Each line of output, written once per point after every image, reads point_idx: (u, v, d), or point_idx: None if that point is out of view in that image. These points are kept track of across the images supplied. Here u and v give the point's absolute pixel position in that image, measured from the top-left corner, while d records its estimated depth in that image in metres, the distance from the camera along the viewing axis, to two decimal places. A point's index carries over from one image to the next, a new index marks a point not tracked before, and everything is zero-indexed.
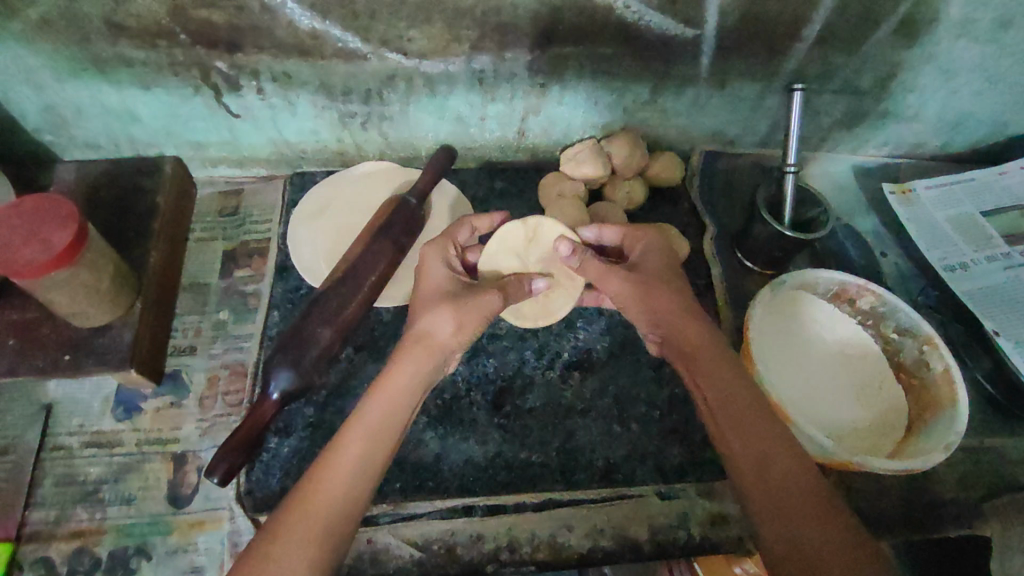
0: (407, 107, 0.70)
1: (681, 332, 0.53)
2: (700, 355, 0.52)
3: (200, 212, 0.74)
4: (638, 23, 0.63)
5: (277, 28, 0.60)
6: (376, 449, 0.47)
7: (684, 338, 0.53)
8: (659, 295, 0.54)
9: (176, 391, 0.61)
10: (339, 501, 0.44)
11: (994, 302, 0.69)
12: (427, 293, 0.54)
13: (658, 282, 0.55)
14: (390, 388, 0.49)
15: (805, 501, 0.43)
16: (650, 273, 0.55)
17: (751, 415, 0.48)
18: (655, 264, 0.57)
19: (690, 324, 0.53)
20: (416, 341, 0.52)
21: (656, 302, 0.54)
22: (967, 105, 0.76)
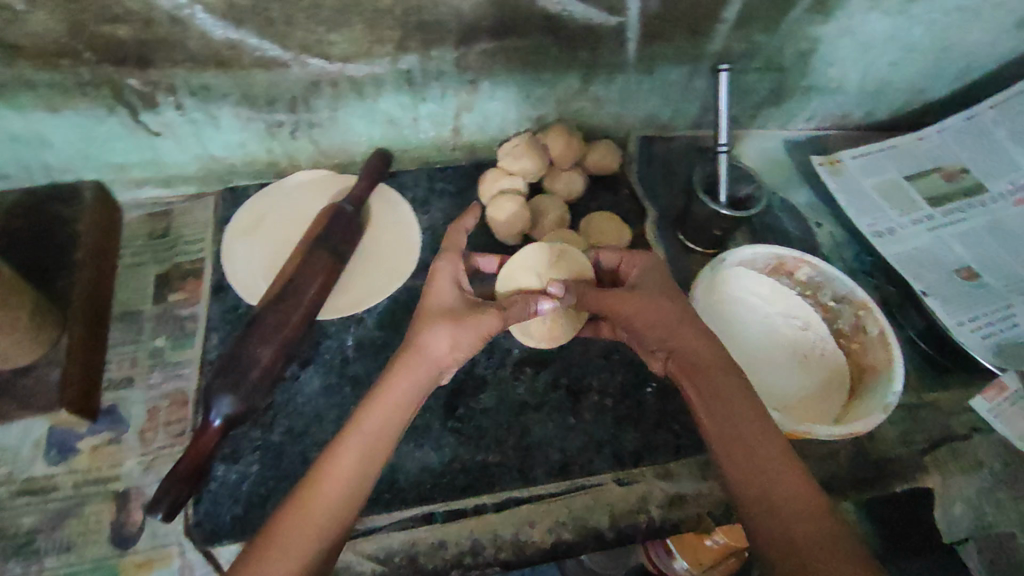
0: (336, 112, 0.69)
1: (670, 337, 0.54)
2: (681, 353, 0.53)
3: (127, 237, 0.71)
4: (561, 13, 0.63)
5: (190, 40, 0.58)
6: (367, 463, 0.47)
7: (676, 345, 0.54)
8: (660, 308, 0.54)
9: (113, 427, 0.59)
10: (331, 515, 0.45)
11: (921, 264, 0.73)
12: (434, 308, 0.53)
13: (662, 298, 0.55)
14: (385, 401, 0.49)
15: (782, 487, 0.45)
16: (652, 292, 0.55)
17: (743, 410, 0.50)
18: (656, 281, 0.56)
19: (682, 331, 0.53)
20: (414, 357, 0.51)
21: (656, 314, 0.54)
22: (885, 74, 0.78)
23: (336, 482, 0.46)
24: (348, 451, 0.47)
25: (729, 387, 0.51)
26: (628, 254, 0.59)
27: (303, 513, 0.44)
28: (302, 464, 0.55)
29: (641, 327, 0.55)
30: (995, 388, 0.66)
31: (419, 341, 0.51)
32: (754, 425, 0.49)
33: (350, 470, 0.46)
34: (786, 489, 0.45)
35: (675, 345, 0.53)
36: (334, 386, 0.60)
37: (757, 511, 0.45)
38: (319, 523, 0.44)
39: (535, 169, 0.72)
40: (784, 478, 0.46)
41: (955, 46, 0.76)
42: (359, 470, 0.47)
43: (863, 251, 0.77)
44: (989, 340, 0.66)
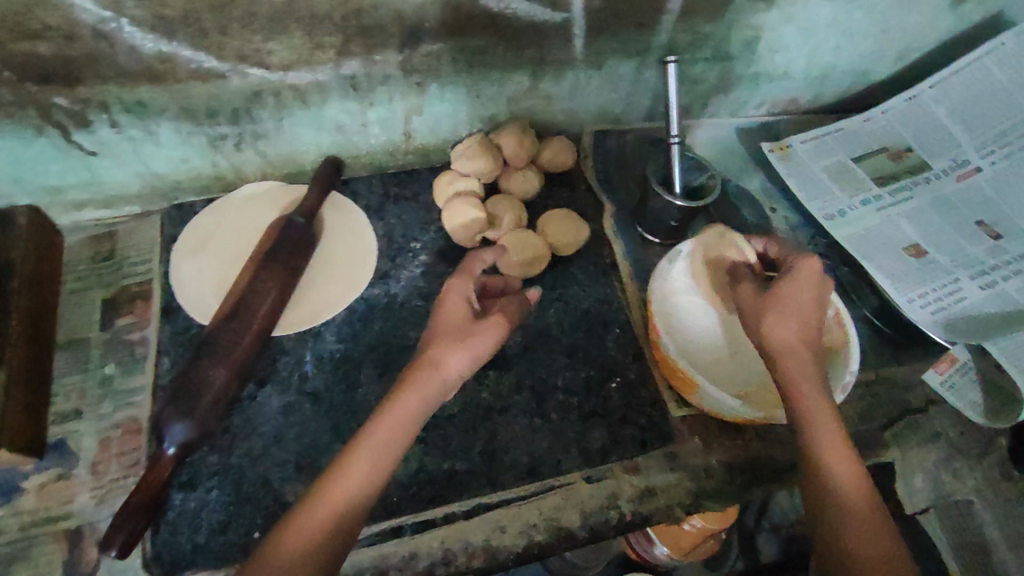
0: (281, 122, 0.67)
1: (785, 341, 0.53)
2: (788, 356, 0.52)
3: (69, 261, 0.68)
4: (504, 11, 0.63)
5: (118, 55, 0.56)
6: (377, 480, 0.47)
7: (783, 352, 0.53)
8: (787, 318, 0.54)
9: (63, 462, 0.56)
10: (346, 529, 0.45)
11: (872, 244, 0.74)
12: (451, 328, 0.53)
13: (800, 312, 0.54)
14: (396, 417, 0.48)
15: (853, 500, 0.48)
16: (791, 306, 0.54)
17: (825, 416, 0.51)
18: (802, 298, 0.55)
19: (796, 337, 0.53)
20: (428, 370, 0.50)
21: (779, 330, 0.53)
22: (829, 59, 0.80)
23: (348, 491, 0.46)
24: (361, 462, 0.47)
25: (818, 396, 0.51)
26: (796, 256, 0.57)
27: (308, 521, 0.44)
28: (263, 485, 0.54)
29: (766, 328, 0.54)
30: (945, 359, 0.67)
31: (431, 356, 0.51)
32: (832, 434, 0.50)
33: (359, 481, 0.46)
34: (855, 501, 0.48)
35: (783, 354, 0.52)
36: (294, 404, 0.59)
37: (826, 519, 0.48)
38: (333, 537, 0.44)
39: (489, 169, 0.72)
40: (855, 490, 0.48)
41: (894, 28, 0.78)
42: (368, 479, 0.46)
43: (818, 234, 0.78)
44: (938, 315, 0.68)
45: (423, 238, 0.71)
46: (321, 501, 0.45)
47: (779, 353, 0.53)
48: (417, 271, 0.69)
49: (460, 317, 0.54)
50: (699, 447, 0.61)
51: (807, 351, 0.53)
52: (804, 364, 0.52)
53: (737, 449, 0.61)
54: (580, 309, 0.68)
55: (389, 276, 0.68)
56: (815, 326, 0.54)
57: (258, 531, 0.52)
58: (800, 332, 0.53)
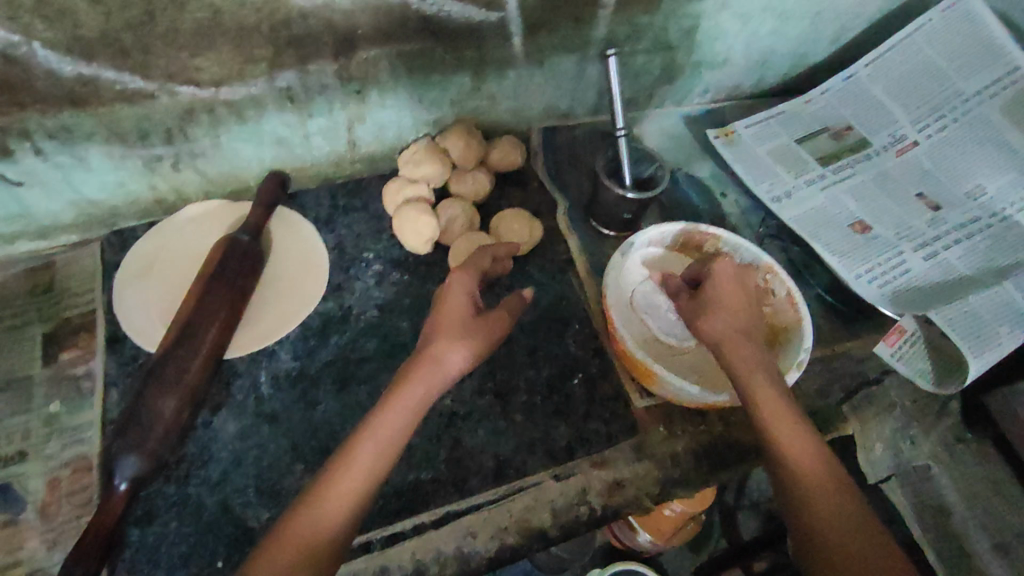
0: (219, 139, 0.65)
1: (718, 332, 0.55)
2: (727, 344, 0.54)
3: (5, 298, 0.65)
4: (438, 14, 0.62)
5: (35, 80, 0.53)
6: (378, 471, 0.47)
7: (722, 343, 0.55)
8: (717, 311, 0.56)
9: (8, 509, 0.54)
10: (348, 514, 0.45)
11: (818, 222, 0.76)
12: (449, 323, 0.52)
13: (730, 303, 0.57)
14: (397, 407, 0.48)
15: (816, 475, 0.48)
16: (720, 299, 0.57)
17: (781, 408, 0.51)
18: (731, 291, 0.57)
19: (728, 327, 0.55)
20: (425, 364, 0.50)
21: (716, 324, 0.55)
22: (767, 43, 0.81)
23: (347, 495, 0.45)
24: (361, 457, 0.46)
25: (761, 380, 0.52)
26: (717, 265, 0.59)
27: (297, 531, 0.43)
28: (223, 513, 0.53)
29: (701, 325, 0.56)
30: (895, 331, 0.69)
31: (437, 347, 0.50)
32: (789, 421, 0.50)
33: (363, 470, 0.46)
34: (820, 487, 0.47)
35: (721, 344, 0.54)
36: (252, 427, 0.57)
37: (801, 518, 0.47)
38: (325, 537, 0.44)
39: (438, 174, 0.71)
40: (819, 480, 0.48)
41: (826, 10, 0.79)
42: (368, 479, 0.46)
43: (767, 216, 0.80)
44: (884, 289, 0.70)
45: (376, 248, 0.70)
46: (319, 506, 0.45)
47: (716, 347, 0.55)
48: (371, 281, 0.68)
49: (461, 304, 0.54)
50: (664, 436, 0.61)
51: (744, 338, 0.54)
52: (744, 348, 0.54)
53: (701, 435, 0.62)
54: (539, 308, 0.68)
55: (343, 289, 0.67)
56: (747, 314, 0.56)
57: (221, 561, 0.51)
58: (733, 323, 0.55)
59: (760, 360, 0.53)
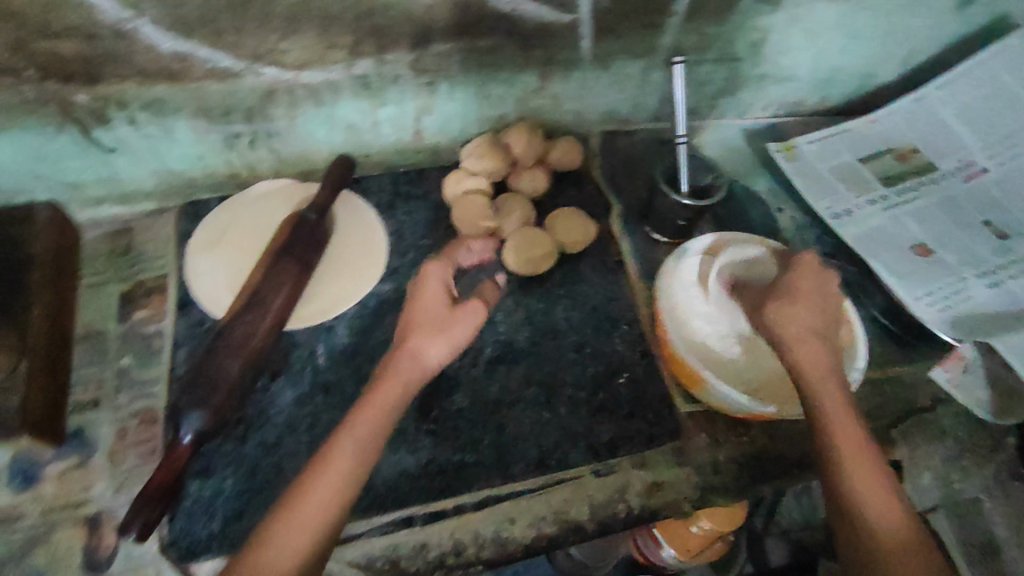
0: (295, 120, 0.68)
1: (794, 330, 0.55)
2: (801, 343, 0.54)
3: (87, 257, 0.69)
4: (513, 13, 0.64)
5: (137, 53, 0.57)
6: (357, 467, 0.48)
7: (793, 339, 0.54)
8: (795, 308, 0.56)
9: (81, 452, 0.58)
10: (328, 507, 0.46)
11: (878, 242, 0.75)
12: (429, 317, 0.54)
13: (808, 302, 0.56)
14: (375, 405, 0.50)
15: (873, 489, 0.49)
16: (799, 294, 0.57)
17: (846, 418, 0.52)
18: (811, 287, 0.57)
19: (805, 327, 0.55)
20: (403, 355, 0.52)
21: (794, 320, 0.55)
22: (835, 60, 0.80)
23: (327, 488, 0.46)
24: (342, 451, 0.48)
25: (830, 388, 0.53)
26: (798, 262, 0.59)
27: (295, 525, 0.45)
28: (276, 475, 0.55)
29: (778, 315, 0.55)
30: (953, 357, 0.68)
31: (415, 339, 0.53)
32: (852, 432, 0.51)
33: (344, 464, 0.47)
34: (876, 501, 0.49)
35: (792, 342, 0.54)
36: (308, 396, 0.60)
37: (860, 551, 0.48)
38: (315, 530, 0.45)
39: (499, 169, 0.73)
40: (880, 501, 0.49)
41: (900, 31, 0.78)
42: (347, 479, 0.47)
43: (823, 234, 0.79)
44: (945, 313, 0.68)
45: (433, 236, 0.72)
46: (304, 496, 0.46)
47: (785, 340, 0.55)
48: None
49: (438, 299, 0.56)
50: (707, 443, 0.61)
51: (816, 343, 0.54)
52: (814, 353, 0.54)
53: (743, 446, 0.62)
54: (588, 306, 0.69)
55: (399, 272, 0.69)
56: (823, 318, 0.56)
57: None
58: (809, 323, 0.55)
59: (832, 367, 0.54)
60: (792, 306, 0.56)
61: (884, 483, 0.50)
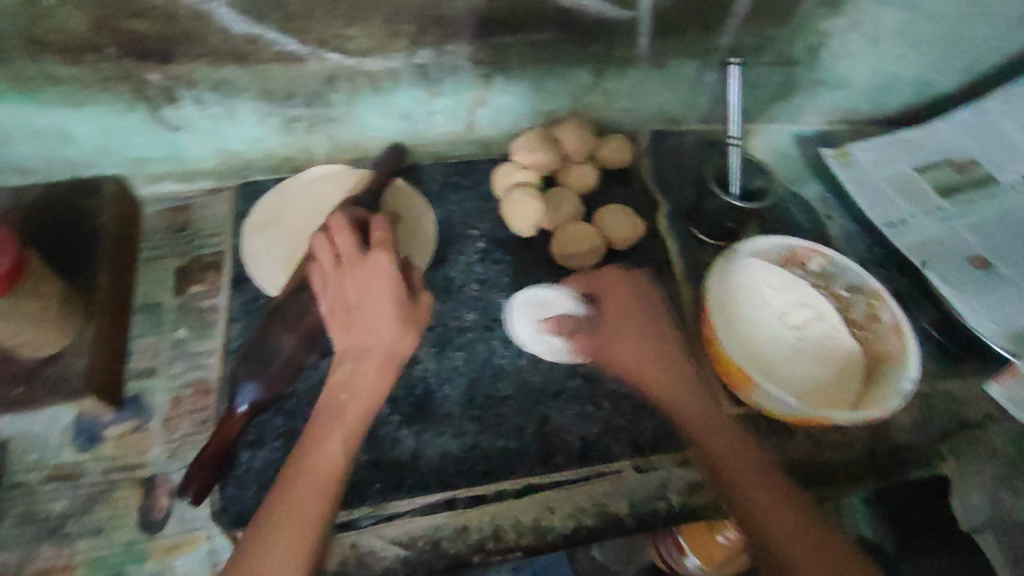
0: (353, 107, 0.69)
1: (647, 364, 0.60)
2: (663, 375, 0.59)
3: (147, 230, 0.71)
4: (575, 7, 0.64)
5: (210, 34, 0.59)
6: (337, 471, 0.49)
7: (646, 374, 0.60)
8: (628, 341, 0.61)
9: (138, 416, 0.60)
10: (310, 513, 0.47)
11: (933, 253, 0.73)
12: (384, 313, 0.53)
13: (632, 329, 0.61)
14: (352, 410, 0.51)
15: (778, 514, 0.52)
16: (626, 330, 0.61)
17: (736, 448, 0.56)
18: (625, 320, 0.62)
19: (636, 362, 0.60)
20: (368, 358, 0.53)
21: (648, 354, 0.60)
22: (895, 68, 0.79)
23: (311, 492, 0.48)
24: (324, 454, 0.49)
25: (715, 420, 0.57)
26: (591, 280, 0.64)
27: (280, 534, 0.46)
28: None
29: (611, 351, 0.61)
30: (1008, 372, 0.67)
31: (382, 341, 0.53)
32: (746, 460, 0.55)
33: (326, 470, 0.49)
34: (790, 524, 0.52)
35: (658, 377, 0.59)
36: None
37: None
38: (304, 536, 0.46)
39: (549, 162, 0.73)
40: (787, 525, 0.51)
41: (964, 40, 0.77)
42: (327, 483, 0.48)
43: (874, 243, 0.78)
44: (1004, 327, 0.67)
45: (481, 226, 0.73)
46: (288, 504, 0.47)
47: (639, 375, 0.60)
48: (474, 257, 0.70)
49: (386, 299, 0.54)
50: None
51: (685, 379, 0.60)
52: (682, 386, 0.59)
53: (786, 451, 0.62)
54: None
55: (447, 261, 0.69)
56: (664, 348, 0.61)
57: None
58: (651, 357, 0.60)
59: (700, 403, 0.58)
60: (627, 338, 0.61)
61: (789, 506, 0.53)
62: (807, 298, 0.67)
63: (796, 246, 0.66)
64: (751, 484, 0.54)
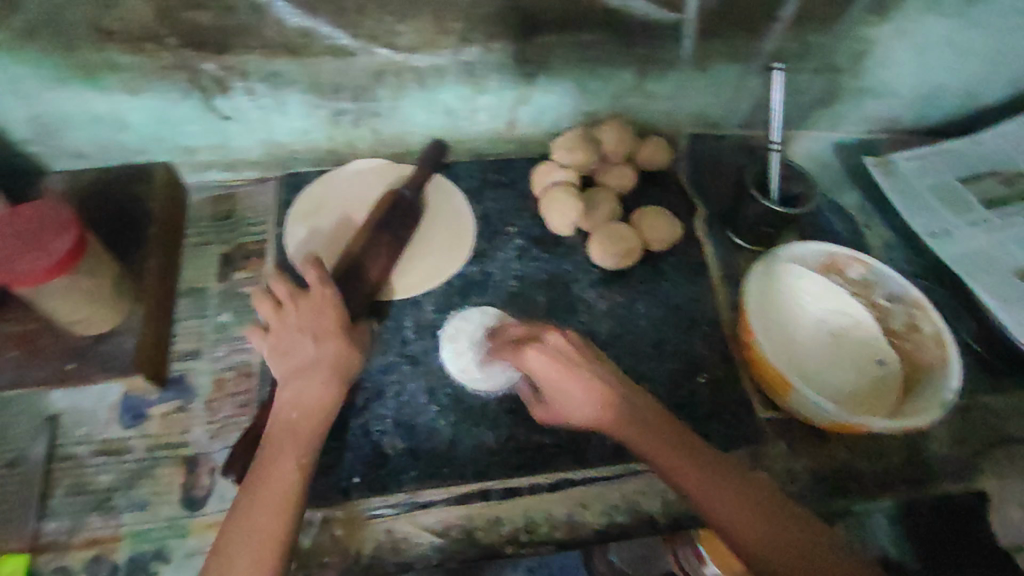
0: (398, 102, 0.71)
1: (606, 421, 0.51)
2: (627, 431, 0.51)
3: (193, 217, 0.73)
4: (622, 9, 0.65)
5: (266, 27, 0.60)
6: (292, 484, 0.49)
7: (610, 428, 0.51)
8: (580, 399, 0.51)
9: (182, 396, 0.62)
10: (269, 528, 0.47)
11: (977, 265, 0.72)
12: (327, 328, 0.55)
13: (577, 384, 0.51)
14: (300, 427, 0.51)
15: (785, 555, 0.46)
16: (561, 385, 0.51)
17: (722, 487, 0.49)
18: (560, 375, 0.51)
19: (591, 416, 0.51)
20: (318, 371, 0.53)
21: (594, 411, 0.51)
22: (940, 78, 0.78)
23: (270, 506, 0.47)
24: (281, 467, 0.49)
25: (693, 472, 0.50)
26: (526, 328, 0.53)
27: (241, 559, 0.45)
28: (363, 435, 0.58)
29: (566, 409, 0.52)
30: None
31: (325, 352, 0.54)
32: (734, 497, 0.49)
33: (282, 486, 0.48)
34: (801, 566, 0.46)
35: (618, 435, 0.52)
36: (394, 364, 0.62)
37: None
38: (267, 551, 0.46)
39: (589, 162, 0.73)
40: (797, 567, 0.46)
41: (1014, 51, 0.76)
42: (285, 496, 0.48)
43: (913, 254, 0.77)
44: None
45: (519, 223, 0.73)
46: (248, 522, 0.47)
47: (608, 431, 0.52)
48: (511, 253, 0.71)
49: (332, 324, 0.55)
50: (783, 451, 0.62)
51: (647, 429, 0.51)
52: (648, 438, 0.51)
53: (820, 458, 0.62)
54: (669, 305, 0.69)
55: (485, 255, 0.70)
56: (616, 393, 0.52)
57: (358, 478, 0.56)
58: (597, 411, 0.51)
59: (676, 444, 0.51)
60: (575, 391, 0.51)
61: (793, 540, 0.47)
62: (843, 304, 0.67)
63: (834, 252, 0.66)
64: (750, 521, 0.48)
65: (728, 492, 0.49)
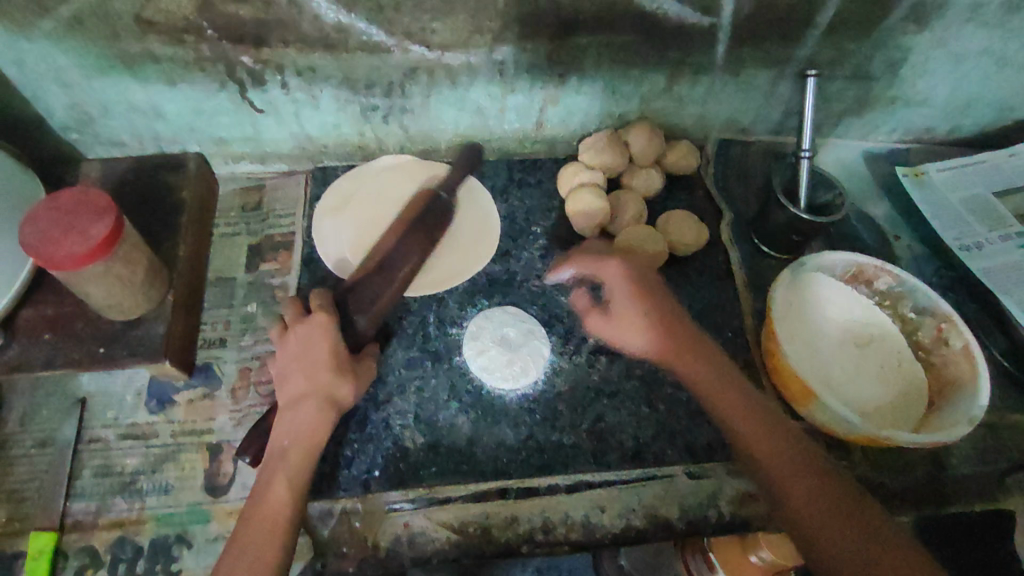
0: (428, 99, 0.71)
1: (658, 345, 0.58)
2: (677, 355, 0.57)
3: (223, 207, 0.74)
4: (657, 11, 0.65)
5: (303, 22, 0.61)
6: (285, 509, 0.49)
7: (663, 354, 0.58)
8: (636, 318, 0.58)
9: (208, 383, 0.63)
10: (264, 552, 0.47)
11: (1011, 279, 0.71)
12: (323, 365, 0.54)
13: (635, 304, 0.59)
14: (289, 454, 0.52)
15: (812, 488, 0.49)
16: (622, 303, 0.59)
17: (759, 425, 0.53)
18: (625, 294, 0.59)
19: (644, 341, 0.58)
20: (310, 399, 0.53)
21: (648, 331, 0.58)
22: (978, 89, 0.77)
23: (265, 532, 0.48)
24: (273, 494, 0.50)
25: (737, 404, 0.55)
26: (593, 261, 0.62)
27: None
28: (384, 428, 0.58)
29: (622, 326, 0.59)
30: None
31: (318, 385, 0.54)
32: (769, 436, 0.52)
33: (275, 511, 0.49)
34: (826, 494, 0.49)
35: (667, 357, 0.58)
36: (417, 359, 0.62)
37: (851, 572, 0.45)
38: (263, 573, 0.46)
39: (615, 164, 0.73)
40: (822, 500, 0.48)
41: None
42: (279, 522, 0.49)
43: (942, 268, 0.76)
44: None
45: (544, 224, 0.74)
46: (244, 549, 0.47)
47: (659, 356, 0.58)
48: (536, 253, 0.71)
49: (323, 353, 0.55)
50: None
51: (697, 354, 0.57)
52: (695, 364, 0.57)
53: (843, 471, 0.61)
54: (693, 310, 0.69)
55: (510, 255, 0.70)
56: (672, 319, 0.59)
57: (378, 471, 0.57)
58: (652, 334, 0.58)
59: (725, 380, 0.56)
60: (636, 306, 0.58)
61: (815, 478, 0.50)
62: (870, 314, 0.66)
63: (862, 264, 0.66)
64: (775, 460, 0.51)
65: (763, 431, 0.53)
